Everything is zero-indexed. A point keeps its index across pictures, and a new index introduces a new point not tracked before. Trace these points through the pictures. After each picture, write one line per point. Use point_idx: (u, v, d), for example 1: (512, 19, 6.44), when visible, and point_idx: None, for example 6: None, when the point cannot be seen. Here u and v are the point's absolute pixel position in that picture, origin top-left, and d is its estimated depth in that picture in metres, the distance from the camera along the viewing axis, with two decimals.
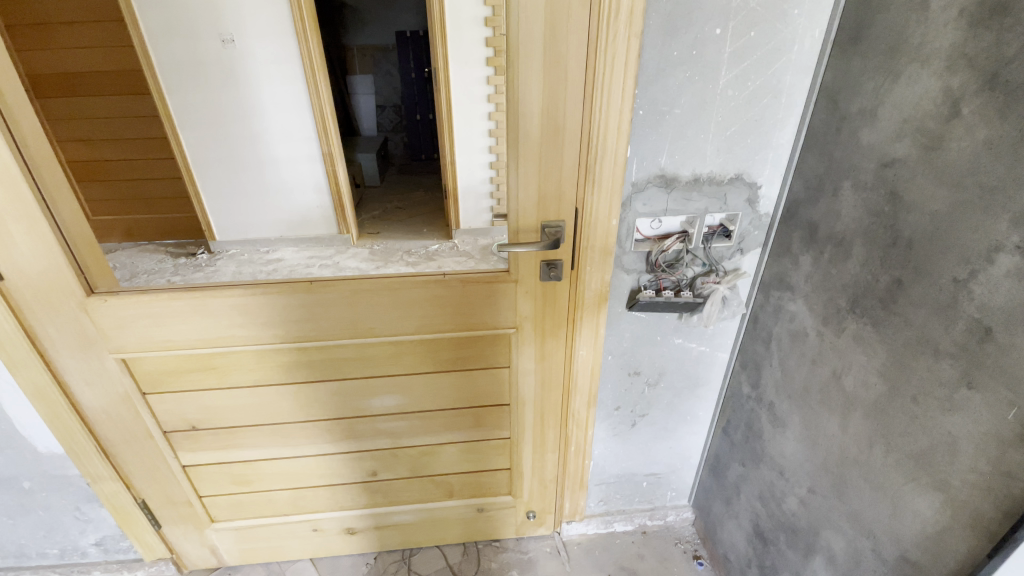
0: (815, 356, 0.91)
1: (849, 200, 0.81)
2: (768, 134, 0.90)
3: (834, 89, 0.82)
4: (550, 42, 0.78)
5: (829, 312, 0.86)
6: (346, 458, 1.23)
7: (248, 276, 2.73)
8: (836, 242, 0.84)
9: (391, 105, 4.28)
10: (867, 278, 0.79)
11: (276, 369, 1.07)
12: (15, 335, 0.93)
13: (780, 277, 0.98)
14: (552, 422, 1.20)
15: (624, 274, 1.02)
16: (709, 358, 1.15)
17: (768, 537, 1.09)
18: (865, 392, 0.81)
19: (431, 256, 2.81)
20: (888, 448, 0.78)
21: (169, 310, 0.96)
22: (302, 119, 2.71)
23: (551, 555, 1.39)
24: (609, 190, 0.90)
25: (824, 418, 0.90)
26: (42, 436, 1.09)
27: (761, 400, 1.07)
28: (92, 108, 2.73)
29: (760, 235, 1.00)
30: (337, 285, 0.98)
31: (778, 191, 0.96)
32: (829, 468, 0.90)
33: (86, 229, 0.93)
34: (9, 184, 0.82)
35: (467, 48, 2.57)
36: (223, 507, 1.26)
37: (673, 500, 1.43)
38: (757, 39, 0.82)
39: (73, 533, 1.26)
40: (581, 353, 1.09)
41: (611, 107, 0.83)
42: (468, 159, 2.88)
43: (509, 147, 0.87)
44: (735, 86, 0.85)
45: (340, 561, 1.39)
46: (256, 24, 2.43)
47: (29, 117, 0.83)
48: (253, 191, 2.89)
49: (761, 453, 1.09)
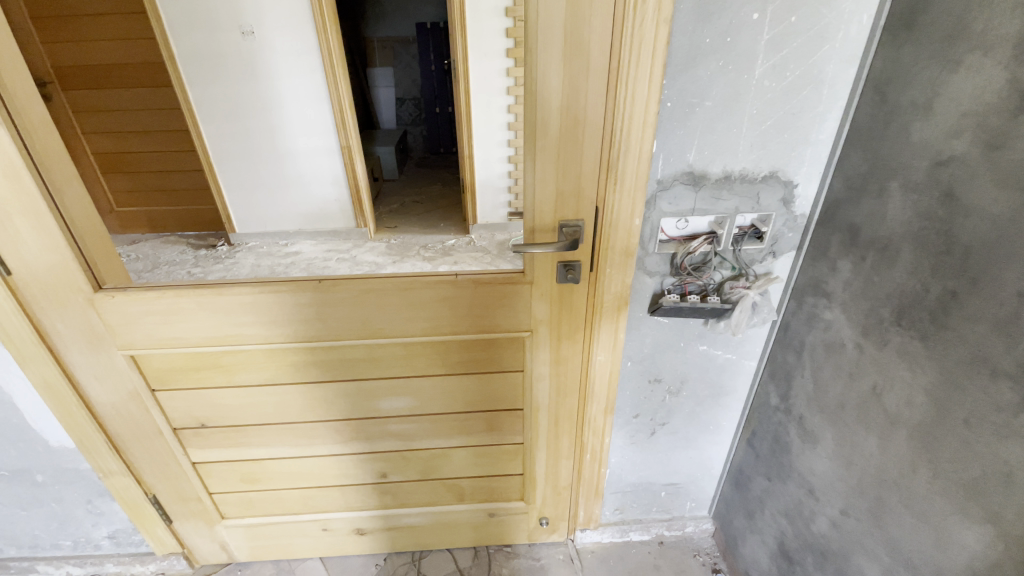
0: (853, 370, 0.84)
1: (896, 202, 0.74)
2: (806, 129, 0.83)
3: (883, 79, 0.75)
4: (571, 29, 0.73)
5: (870, 323, 0.80)
6: (356, 459, 1.20)
7: (266, 269, 2.73)
8: (881, 247, 0.77)
9: (410, 98, 4.26)
10: (915, 288, 0.72)
11: (285, 369, 1.05)
12: (25, 330, 0.93)
13: (815, 283, 0.91)
14: (567, 428, 1.15)
15: (646, 277, 0.96)
16: (735, 366, 1.09)
17: (795, 557, 1.03)
18: (908, 411, 0.74)
19: (447, 252, 2.82)
20: (934, 475, 0.71)
21: (176, 307, 0.94)
22: (320, 112, 2.69)
23: (563, 563, 1.35)
24: (632, 188, 0.85)
25: (861, 436, 0.84)
26: (53, 430, 1.09)
27: (791, 414, 1.01)
28: (117, 101, 2.77)
29: (795, 238, 0.93)
30: (346, 284, 0.94)
31: (817, 190, 0.89)
32: (865, 491, 0.84)
33: (94, 223, 0.92)
34: (15, 179, 0.80)
35: (487, 39, 2.51)
36: (233, 504, 1.25)
37: (693, 510, 1.37)
38: (797, 24, 0.75)
39: (86, 525, 1.26)
40: (599, 358, 1.04)
41: (636, 100, 0.77)
42: (486, 153, 2.84)
43: (527, 142, 0.82)
44: (773, 76, 0.78)
45: (350, 562, 1.37)
46: (275, 15, 2.42)
47: (36, 109, 0.81)
48: (271, 184, 2.89)
49: (789, 468, 1.03)
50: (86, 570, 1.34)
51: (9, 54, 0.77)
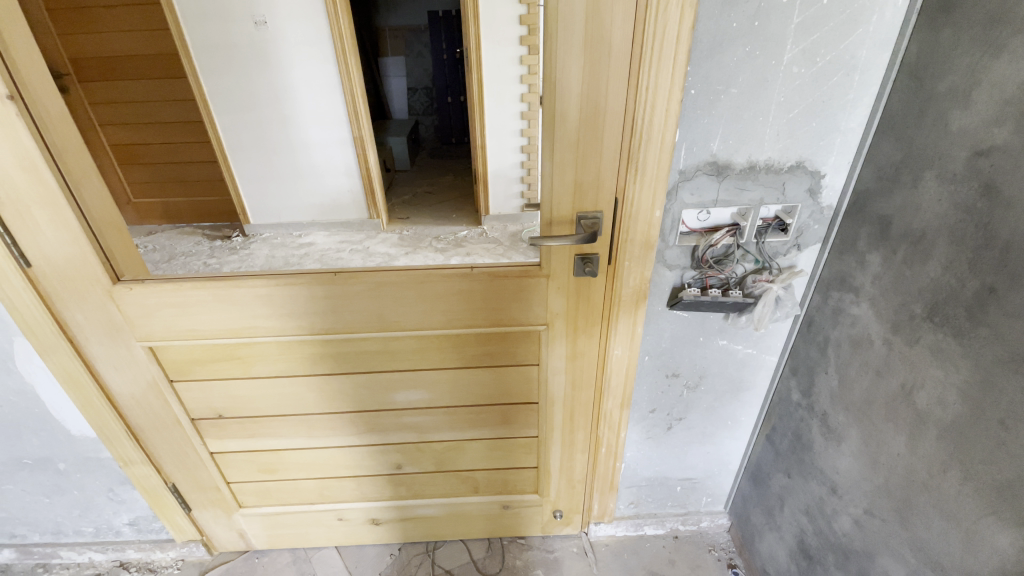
0: (881, 366, 0.82)
1: (932, 193, 0.71)
2: (836, 117, 0.79)
3: (919, 65, 0.72)
4: (593, 14, 0.70)
5: (900, 318, 0.77)
6: (371, 450, 1.20)
7: (280, 260, 2.75)
8: (914, 240, 0.74)
9: (422, 87, 4.24)
10: (950, 282, 0.69)
11: (301, 361, 1.05)
12: (45, 322, 0.94)
13: (842, 277, 0.89)
14: (582, 422, 1.14)
15: (666, 270, 0.94)
16: (756, 361, 1.07)
17: (816, 555, 1.02)
18: (940, 410, 0.72)
19: (460, 244, 2.81)
20: (965, 476, 0.69)
21: (193, 298, 0.94)
22: (333, 103, 2.68)
23: (577, 555, 1.35)
24: (654, 178, 0.82)
25: (888, 435, 0.82)
26: (74, 420, 1.11)
27: (813, 410, 0.99)
28: (133, 93, 2.78)
29: (821, 230, 0.90)
30: (361, 276, 0.94)
31: (845, 180, 0.85)
32: (892, 491, 0.82)
33: (111, 215, 0.92)
34: (33, 171, 0.80)
35: (500, 26, 2.47)
36: (250, 494, 1.26)
37: (708, 505, 1.36)
38: (829, 8, 0.71)
39: (107, 513, 1.29)
40: (616, 352, 1.02)
41: (659, 86, 0.75)
42: (500, 143, 2.81)
43: (544, 132, 0.80)
44: (803, 62, 0.75)
45: (365, 551, 1.38)
46: (287, 4, 2.40)
47: (53, 100, 0.81)
48: (285, 175, 2.90)
49: (811, 466, 1.01)
50: (108, 556, 1.37)
51: (24, 46, 0.76)
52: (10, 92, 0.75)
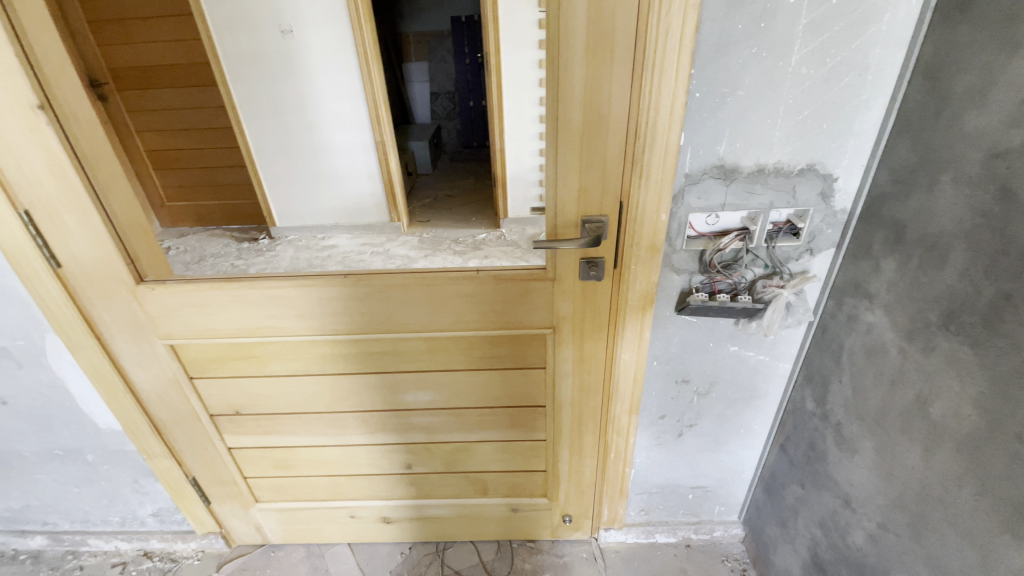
0: (895, 376, 0.79)
1: (947, 197, 0.68)
2: (849, 118, 0.77)
3: (935, 64, 0.69)
4: (595, 18, 0.71)
5: (915, 326, 0.74)
6: (382, 449, 1.22)
7: (304, 261, 2.82)
8: (929, 245, 0.71)
9: (445, 92, 4.29)
10: (966, 290, 0.67)
11: (314, 361, 1.08)
12: (74, 319, 0.99)
13: (856, 283, 0.86)
14: (590, 426, 1.14)
15: (673, 274, 0.93)
16: (769, 368, 1.05)
17: (830, 569, 0.99)
18: (956, 422, 0.69)
19: (478, 246, 2.84)
20: (982, 491, 0.66)
21: (211, 299, 0.98)
22: (355, 108, 2.74)
23: (587, 561, 1.34)
24: (659, 181, 0.82)
25: (903, 447, 0.79)
26: (101, 414, 1.16)
27: (828, 420, 0.96)
28: (167, 101, 2.90)
29: (834, 235, 0.88)
30: (370, 279, 0.96)
31: (860, 183, 0.83)
32: (907, 505, 0.79)
33: (136, 218, 0.96)
34: (62, 176, 0.85)
35: (520, 29, 2.48)
36: (266, 489, 1.30)
37: (722, 515, 1.33)
38: (839, 7, 0.70)
39: (133, 503, 1.34)
40: (624, 356, 1.01)
41: (663, 89, 0.74)
42: (518, 146, 2.82)
43: (549, 135, 0.80)
44: (812, 62, 0.74)
45: (377, 549, 1.41)
46: (312, 12, 2.46)
47: (82, 109, 0.85)
48: (309, 179, 2.98)
49: (825, 477, 0.98)
50: (133, 545, 1.43)
51: (55, 58, 0.81)
52: (40, 101, 0.79)
